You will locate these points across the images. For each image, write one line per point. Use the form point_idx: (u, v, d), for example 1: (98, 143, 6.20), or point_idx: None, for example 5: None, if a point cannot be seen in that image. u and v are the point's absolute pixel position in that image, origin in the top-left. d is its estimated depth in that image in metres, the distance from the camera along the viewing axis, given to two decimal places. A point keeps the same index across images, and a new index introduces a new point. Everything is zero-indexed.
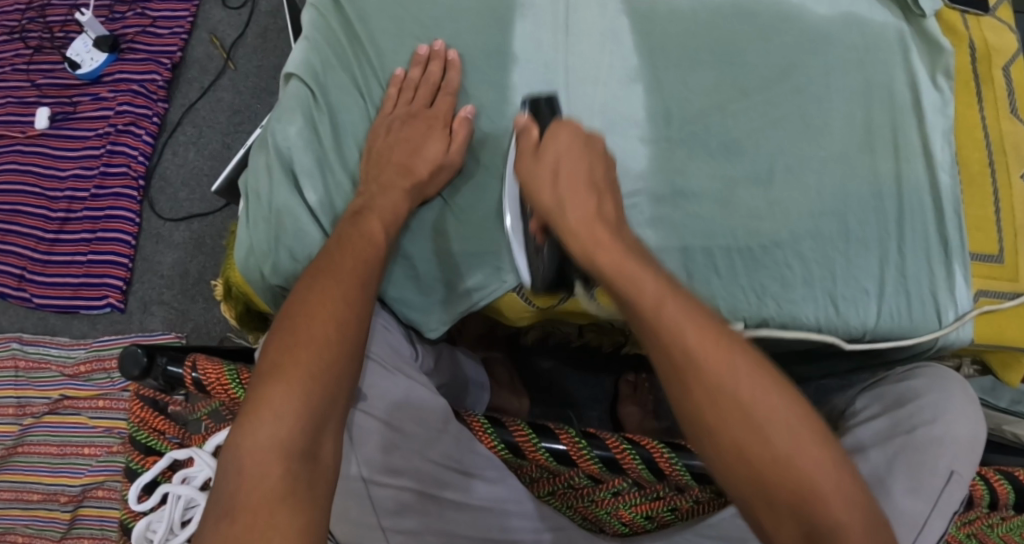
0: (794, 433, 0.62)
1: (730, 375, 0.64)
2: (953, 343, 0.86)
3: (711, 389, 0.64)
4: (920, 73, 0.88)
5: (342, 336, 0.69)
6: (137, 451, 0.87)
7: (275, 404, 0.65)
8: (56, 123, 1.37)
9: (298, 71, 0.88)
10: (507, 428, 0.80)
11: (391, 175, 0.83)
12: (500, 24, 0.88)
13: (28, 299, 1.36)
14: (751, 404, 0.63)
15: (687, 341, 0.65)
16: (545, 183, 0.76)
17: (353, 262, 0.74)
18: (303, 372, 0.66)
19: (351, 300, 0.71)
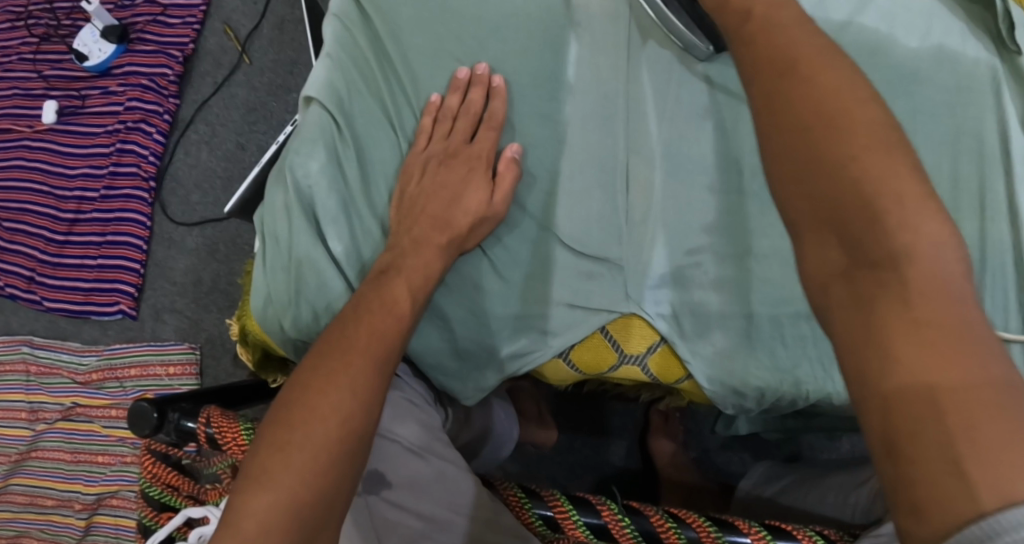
0: (873, 147, 0.52)
1: (824, 85, 0.55)
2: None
3: (813, 132, 0.54)
4: (1011, 118, 0.80)
5: (345, 434, 0.63)
6: (151, 507, 0.82)
7: (261, 510, 0.59)
8: (63, 118, 1.31)
9: (319, 95, 0.81)
10: (543, 500, 0.77)
11: (426, 227, 0.75)
12: (556, 48, 0.80)
13: (39, 302, 1.31)
14: (858, 148, 0.52)
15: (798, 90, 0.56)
16: None
17: (367, 340, 0.68)
18: (294, 473, 0.61)
19: (358, 388, 0.66)
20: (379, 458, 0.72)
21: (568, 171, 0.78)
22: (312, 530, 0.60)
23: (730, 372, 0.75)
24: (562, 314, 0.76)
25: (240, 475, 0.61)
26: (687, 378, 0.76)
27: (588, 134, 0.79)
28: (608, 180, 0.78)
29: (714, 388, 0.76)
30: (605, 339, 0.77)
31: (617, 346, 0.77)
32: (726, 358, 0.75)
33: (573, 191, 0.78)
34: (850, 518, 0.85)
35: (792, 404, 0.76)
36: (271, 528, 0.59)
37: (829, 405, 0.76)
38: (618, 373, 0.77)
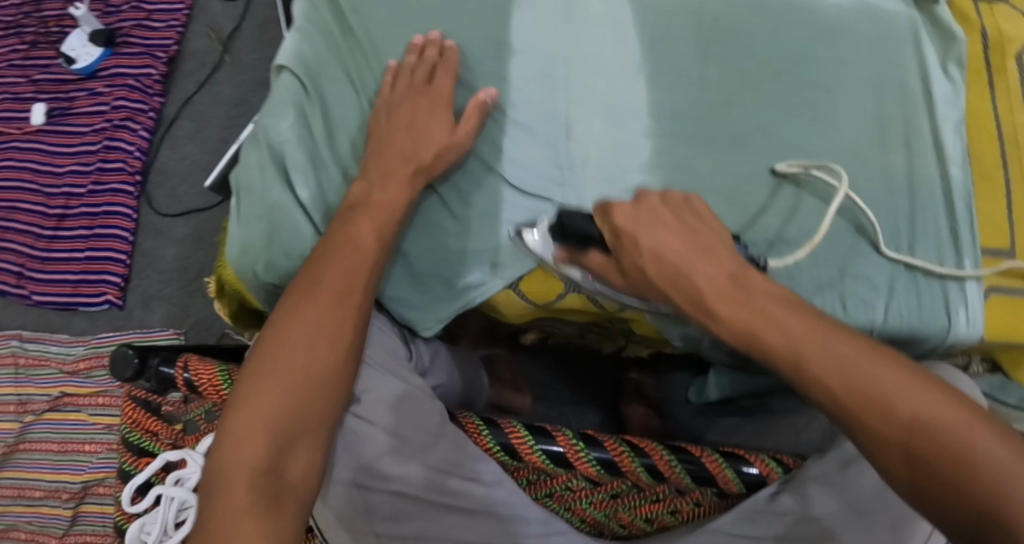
0: (886, 374, 0.61)
1: (835, 362, 0.62)
2: (963, 340, 0.82)
3: (823, 359, 0.62)
4: (932, 62, 0.86)
5: (315, 356, 0.70)
6: (130, 453, 0.86)
7: (243, 432, 0.67)
8: (52, 120, 1.36)
9: (290, 62, 0.86)
10: (502, 428, 0.79)
11: (393, 164, 0.80)
12: (499, 15, 0.85)
13: (28, 296, 1.35)
14: (890, 384, 0.61)
15: (796, 339, 0.63)
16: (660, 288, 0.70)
17: (333, 274, 0.74)
18: (272, 398, 0.68)
19: (329, 321, 0.72)
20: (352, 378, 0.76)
21: (515, 117, 0.84)
22: (290, 439, 0.67)
23: None
24: (512, 246, 0.82)
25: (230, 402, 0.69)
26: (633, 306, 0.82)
27: (534, 90, 0.84)
28: (554, 129, 0.84)
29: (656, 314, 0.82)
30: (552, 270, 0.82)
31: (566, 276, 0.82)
32: None
33: (523, 139, 0.84)
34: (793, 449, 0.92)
35: None
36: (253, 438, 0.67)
37: None
38: (564, 302, 0.83)
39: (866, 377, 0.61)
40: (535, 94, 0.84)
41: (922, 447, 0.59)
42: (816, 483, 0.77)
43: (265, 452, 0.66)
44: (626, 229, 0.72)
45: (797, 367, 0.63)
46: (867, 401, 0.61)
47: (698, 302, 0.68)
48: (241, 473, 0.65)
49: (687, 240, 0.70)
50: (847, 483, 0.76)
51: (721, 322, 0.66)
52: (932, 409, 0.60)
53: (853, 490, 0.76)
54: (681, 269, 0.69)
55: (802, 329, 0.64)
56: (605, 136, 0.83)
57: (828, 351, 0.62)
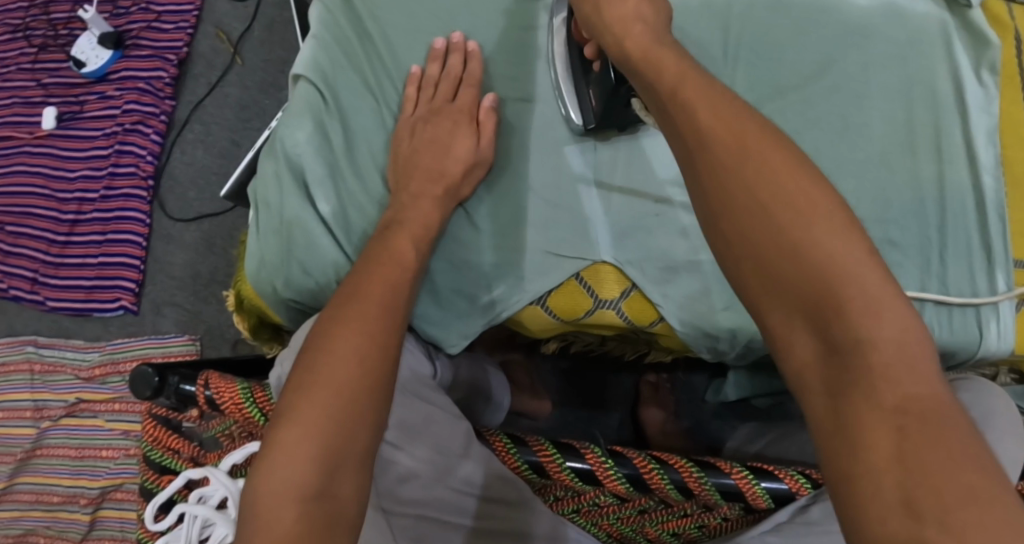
0: (749, 152, 0.56)
1: (716, 136, 0.58)
2: (992, 355, 0.81)
3: (695, 135, 0.59)
4: (964, 67, 0.84)
5: (366, 371, 0.66)
6: (152, 470, 0.87)
7: (291, 444, 0.61)
8: (63, 124, 1.34)
9: (306, 72, 0.84)
10: (530, 446, 0.77)
11: (421, 183, 0.80)
12: (520, 16, 0.83)
13: (42, 302, 1.34)
14: (762, 171, 0.56)
15: (727, 148, 0.57)
16: (591, 2, 0.72)
17: (380, 289, 0.72)
18: (322, 413, 0.63)
19: (376, 335, 0.68)
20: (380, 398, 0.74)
21: (538, 128, 0.82)
22: (340, 456, 0.61)
23: (701, 314, 0.77)
24: (538, 260, 0.80)
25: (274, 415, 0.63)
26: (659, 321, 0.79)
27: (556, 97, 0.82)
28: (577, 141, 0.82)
29: (684, 330, 0.78)
30: (579, 285, 0.80)
31: (592, 291, 0.80)
32: (697, 301, 0.77)
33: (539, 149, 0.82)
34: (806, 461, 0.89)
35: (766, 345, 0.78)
36: (303, 458, 0.61)
37: None
38: (593, 318, 0.80)
39: (738, 164, 0.56)
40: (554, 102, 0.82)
41: (837, 317, 0.51)
42: None
43: (316, 467, 0.60)
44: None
45: (732, 178, 0.56)
46: (764, 206, 0.55)
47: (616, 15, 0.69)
48: (291, 493, 0.59)
49: None
50: None
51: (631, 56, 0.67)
52: (828, 246, 0.52)
53: None
54: (609, 10, 0.70)
55: (772, 170, 0.55)
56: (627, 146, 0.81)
57: (794, 204, 0.54)
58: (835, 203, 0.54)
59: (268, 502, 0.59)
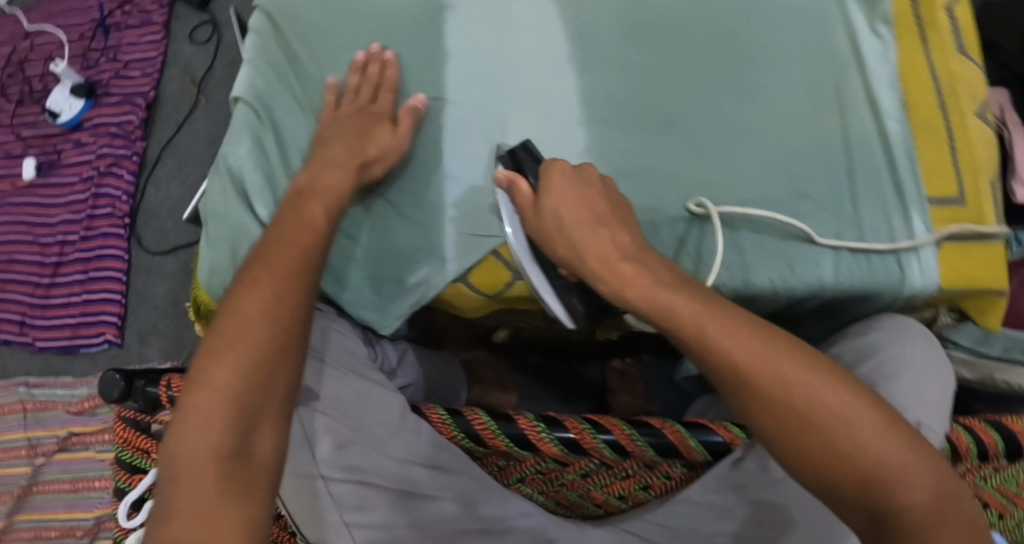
0: (710, 335, 0.66)
1: (696, 327, 0.66)
2: (919, 293, 0.85)
3: (672, 319, 0.67)
4: (860, 25, 0.88)
5: (274, 333, 0.70)
6: (124, 471, 0.94)
7: (206, 408, 0.67)
8: (43, 173, 1.42)
9: (244, 95, 0.90)
10: (465, 416, 0.80)
11: (338, 154, 0.83)
12: (430, 22, 0.89)
13: (31, 343, 1.40)
14: (729, 341, 0.65)
15: (685, 314, 0.67)
16: (558, 239, 0.75)
17: (292, 252, 0.75)
18: (230, 373, 0.68)
19: (283, 298, 0.72)
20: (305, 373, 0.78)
21: (450, 122, 0.86)
22: (251, 416, 0.68)
23: None
24: (462, 240, 0.84)
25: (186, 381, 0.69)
26: None
27: (472, 90, 0.87)
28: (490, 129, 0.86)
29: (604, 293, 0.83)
30: (499, 260, 0.84)
31: (511, 266, 0.84)
32: None
33: (456, 140, 0.86)
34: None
35: None
36: (217, 418, 0.66)
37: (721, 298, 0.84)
38: (515, 291, 0.85)
39: (711, 340, 0.66)
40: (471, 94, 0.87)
41: (825, 443, 0.63)
42: None
43: (228, 426, 0.66)
44: (543, 202, 0.76)
45: (717, 353, 0.66)
46: (768, 398, 0.64)
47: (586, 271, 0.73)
48: (204, 452, 0.65)
49: (581, 198, 0.75)
50: None
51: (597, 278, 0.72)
52: (811, 391, 0.64)
53: None
54: (571, 237, 0.74)
55: (764, 361, 0.65)
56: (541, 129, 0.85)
57: (754, 360, 0.65)
58: (807, 359, 0.65)
59: (183, 461, 0.65)
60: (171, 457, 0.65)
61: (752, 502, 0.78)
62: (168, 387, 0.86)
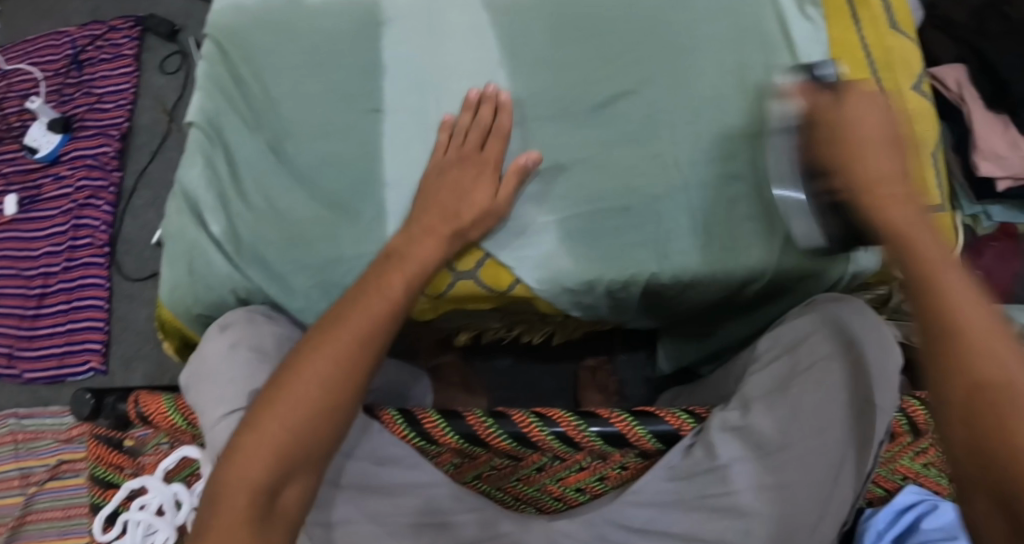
0: (948, 276, 0.65)
1: (938, 265, 0.65)
2: (862, 268, 0.89)
3: (926, 252, 0.67)
4: (789, 7, 0.92)
5: (329, 392, 0.73)
6: (99, 486, 0.96)
7: (250, 452, 0.70)
8: (24, 208, 1.45)
9: (196, 120, 0.94)
10: (418, 418, 0.84)
11: (431, 218, 0.83)
12: (370, 37, 0.92)
13: (19, 375, 1.41)
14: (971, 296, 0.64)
15: (934, 260, 0.66)
16: (824, 136, 0.73)
17: (379, 300, 0.78)
18: (279, 424, 0.71)
19: (344, 362, 0.74)
20: (259, 374, 0.80)
21: (390, 131, 0.90)
22: (293, 460, 0.70)
23: (555, 272, 0.86)
24: None
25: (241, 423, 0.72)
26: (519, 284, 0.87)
27: (409, 98, 0.90)
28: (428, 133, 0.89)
29: (543, 288, 0.87)
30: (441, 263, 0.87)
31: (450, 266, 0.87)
32: (549, 259, 0.86)
33: (398, 147, 0.89)
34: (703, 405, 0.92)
35: (624, 287, 0.87)
36: (259, 458, 0.69)
37: (663, 285, 0.87)
38: (456, 291, 0.88)
39: (938, 271, 0.65)
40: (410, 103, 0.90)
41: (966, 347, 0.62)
42: (719, 431, 0.78)
43: (269, 467, 0.69)
44: (833, 111, 0.74)
45: (943, 288, 0.64)
46: (982, 341, 0.62)
47: (846, 164, 0.72)
48: (242, 489, 0.68)
49: (885, 116, 0.74)
50: (748, 427, 0.77)
51: (858, 177, 0.71)
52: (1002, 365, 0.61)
53: (755, 434, 0.77)
54: (851, 111, 0.74)
55: (983, 314, 0.63)
56: None
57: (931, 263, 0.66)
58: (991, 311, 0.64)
59: (221, 497, 0.68)
60: (214, 486, 0.69)
61: (699, 492, 0.77)
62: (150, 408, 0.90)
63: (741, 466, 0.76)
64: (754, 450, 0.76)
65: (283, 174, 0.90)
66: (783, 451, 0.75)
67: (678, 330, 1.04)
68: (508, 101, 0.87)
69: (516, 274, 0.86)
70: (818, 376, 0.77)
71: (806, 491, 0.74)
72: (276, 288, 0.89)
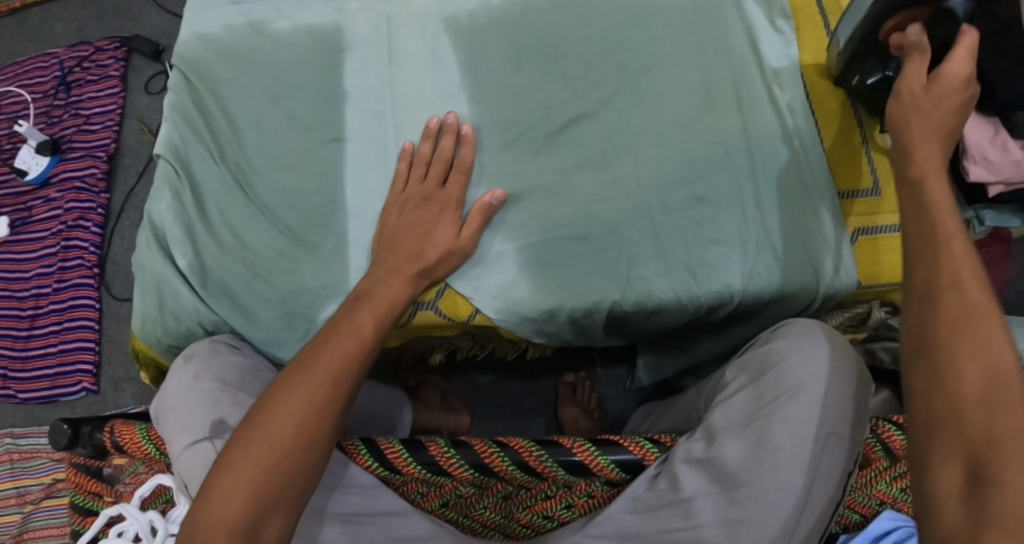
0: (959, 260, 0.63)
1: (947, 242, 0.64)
2: (835, 289, 0.86)
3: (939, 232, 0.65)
4: (757, 20, 0.92)
5: (303, 433, 0.72)
6: (79, 514, 0.97)
7: (225, 493, 0.70)
8: (14, 230, 1.45)
9: (162, 151, 0.94)
10: (379, 445, 0.84)
11: (399, 260, 0.83)
12: (330, 71, 0.94)
13: (13, 396, 1.41)
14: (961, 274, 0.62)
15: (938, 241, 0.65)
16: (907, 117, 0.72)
17: (351, 343, 0.77)
18: (254, 465, 0.71)
19: (316, 401, 0.74)
20: (221, 406, 0.80)
21: (353, 159, 0.91)
22: (270, 502, 0.70)
23: (515, 300, 0.86)
24: None
25: (217, 461, 0.72)
26: (478, 314, 0.87)
27: (368, 126, 0.92)
28: (386, 159, 0.91)
29: (504, 316, 0.87)
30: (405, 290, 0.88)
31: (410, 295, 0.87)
32: (509, 288, 0.86)
33: (360, 175, 0.91)
34: (674, 430, 0.91)
35: (587, 314, 0.86)
36: (236, 500, 0.69)
37: (626, 311, 0.86)
38: (418, 320, 0.88)
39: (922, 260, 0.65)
40: (368, 130, 0.92)
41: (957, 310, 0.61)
42: (684, 463, 0.77)
43: (247, 507, 0.69)
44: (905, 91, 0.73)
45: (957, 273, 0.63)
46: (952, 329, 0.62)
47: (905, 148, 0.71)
48: (219, 531, 0.68)
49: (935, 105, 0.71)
50: (713, 460, 0.75)
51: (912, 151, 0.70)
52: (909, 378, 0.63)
53: (720, 467, 0.75)
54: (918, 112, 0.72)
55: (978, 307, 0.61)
56: None
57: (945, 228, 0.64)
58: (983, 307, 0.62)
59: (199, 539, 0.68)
60: (192, 528, 0.69)
61: (660, 529, 0.76)
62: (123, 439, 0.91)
63: (705, 500, 0.75)
64: (718, 483, 0.74)
65: (248, 205, 0.91)
66: (747, 485, 0.73)
67: (656, 349, 1.02)
68: (469, 132, 0.88)
69: (476, 304, 0.86)
70: (787, 407, 0.73)
71: (773, 528, 0.71)
72: (241, 320, 0.89)
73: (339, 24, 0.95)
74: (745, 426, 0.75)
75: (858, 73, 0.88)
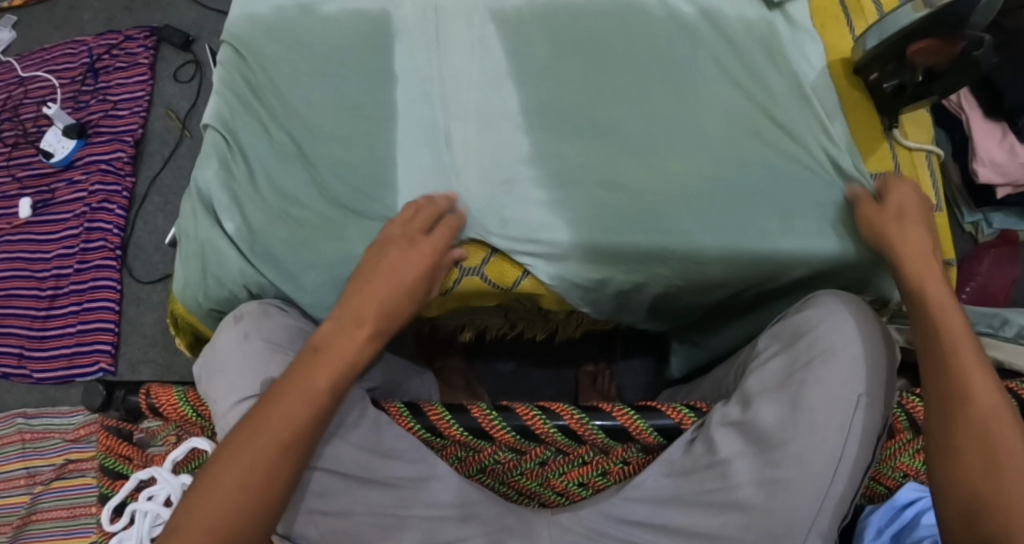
0: (970, 360, 0.75)
1: (960, 338, 0.76)
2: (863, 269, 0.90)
3: (953, 327, 0.77)
4: (788, 19, 0.96)
5: (300, 430, 0.75)
6: (107, 477, 0.96)
7: (222, 479, 0.73)
8: (38, 211, 1.47)
9: (212, 123, 0.97)
10: (424, 412, 0.85)
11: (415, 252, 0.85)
12: (379, 53, 0.97)
13: (29, 375, 1.42)
14: (973, 374, 0.74)
15: (951, 331, 0.77)
16: (896, 225, 0.84)
17: (356, 340, 0.79)
18: (249, 457, 0.74)
19: (316, 400, 0.76)
20: (272, 365, 0.82)
21: (400, 135, 0.94)
22: (263, 492, 0.73)
23: None
24: None
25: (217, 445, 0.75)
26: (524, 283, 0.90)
27: (417, 106, 0.94)
28: (431, 136, 0.93)
29: (554, 282, 0.92)
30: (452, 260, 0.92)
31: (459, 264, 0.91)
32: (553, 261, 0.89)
33: (407, 152, 0.93)
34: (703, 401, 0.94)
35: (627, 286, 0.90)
36: (230, 488, 0.73)
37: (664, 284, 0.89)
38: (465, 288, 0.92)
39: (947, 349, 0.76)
40: (414, 109, 0.94)
41: (976, 424, 0.73)
42: (721, 427, 0.80)
43: (239, 496, 0.73)
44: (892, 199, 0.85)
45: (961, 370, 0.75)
46: (976, 425, 0.73)
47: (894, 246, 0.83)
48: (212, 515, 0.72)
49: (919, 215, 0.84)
50: (749, 422, 0.78)
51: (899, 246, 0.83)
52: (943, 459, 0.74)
53: (756, 428, 0.78)
54: (901, 220, 0.84)
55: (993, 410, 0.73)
56: (480, 139, 0.92)
57: (956, 343, 0.76)
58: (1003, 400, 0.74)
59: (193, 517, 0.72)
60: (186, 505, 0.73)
61: (697, 490, 0.78)
62: (158, 396, 0.92)
63: (740, 461, 0.78)
64: (754, 445, 0.78)
65: (296, 178, 0.93)
66: (783, 445, 0.76)
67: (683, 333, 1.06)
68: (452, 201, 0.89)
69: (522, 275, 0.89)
70: (820, 372, 0.77)
71: (807, 486, 0.75)
72: (286, 286, 0.91)
73: (389, 11, 0.98)
74: (779, 390, 0.79)
75: (878, 70, 0.93)
